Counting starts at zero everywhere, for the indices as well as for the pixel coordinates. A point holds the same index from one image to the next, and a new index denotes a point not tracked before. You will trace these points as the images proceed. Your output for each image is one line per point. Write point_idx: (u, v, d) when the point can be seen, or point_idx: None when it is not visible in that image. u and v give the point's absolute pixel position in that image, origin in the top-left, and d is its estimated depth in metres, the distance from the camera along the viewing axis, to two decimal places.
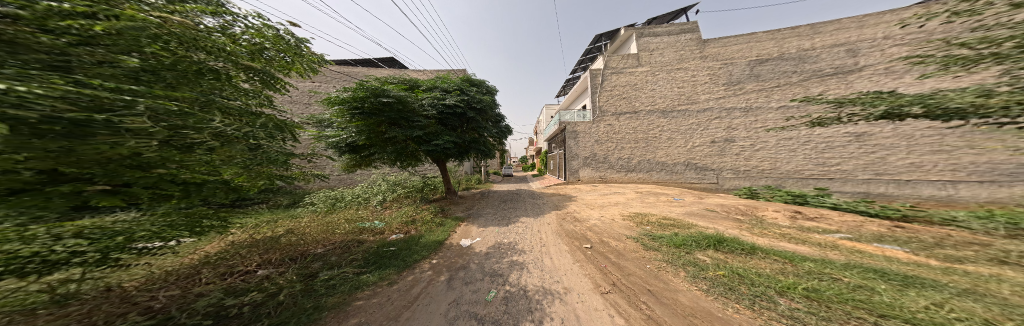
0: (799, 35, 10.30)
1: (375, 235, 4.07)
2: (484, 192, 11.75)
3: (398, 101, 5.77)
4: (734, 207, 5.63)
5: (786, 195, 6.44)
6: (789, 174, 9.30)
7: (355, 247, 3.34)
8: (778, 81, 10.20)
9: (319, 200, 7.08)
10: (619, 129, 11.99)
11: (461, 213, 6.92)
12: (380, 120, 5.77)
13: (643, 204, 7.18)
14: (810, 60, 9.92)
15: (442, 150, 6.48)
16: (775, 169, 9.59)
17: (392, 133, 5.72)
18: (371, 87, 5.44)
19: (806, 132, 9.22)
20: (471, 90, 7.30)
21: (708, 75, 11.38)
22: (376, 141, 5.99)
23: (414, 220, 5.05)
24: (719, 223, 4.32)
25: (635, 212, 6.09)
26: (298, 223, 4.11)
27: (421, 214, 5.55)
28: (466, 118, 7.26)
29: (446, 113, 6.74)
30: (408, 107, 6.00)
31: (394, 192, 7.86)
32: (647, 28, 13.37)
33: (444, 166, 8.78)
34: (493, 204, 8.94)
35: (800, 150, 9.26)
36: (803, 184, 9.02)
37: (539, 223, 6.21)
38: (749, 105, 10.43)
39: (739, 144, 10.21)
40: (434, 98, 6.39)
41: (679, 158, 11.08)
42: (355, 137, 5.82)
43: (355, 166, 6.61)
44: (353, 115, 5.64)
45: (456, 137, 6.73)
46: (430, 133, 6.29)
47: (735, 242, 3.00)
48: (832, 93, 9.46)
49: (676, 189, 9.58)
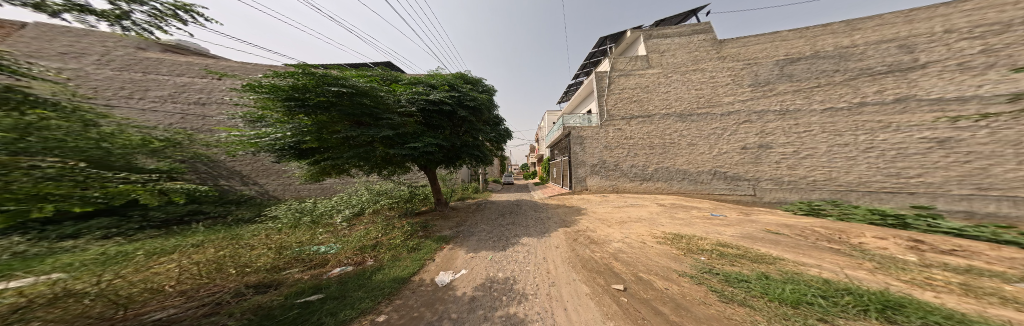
0: (832, 32, 9.37)
1: (304, 272, 2.85)
2: (482, 203, 10.57)
3: (359, 93, 4.80)
4: (807, 228, 4.22)
5: (859, 211, 5.16)
6: (851, 186, 7.85)
7: (237, 305, 2.08)
8: (817, 80, 9.01)
9: (278, 217, 5.91)
10: (632, 134, 10.97)
11: (450, 230, 5.65)
12: (338, 117, 4.64)
13: (674, 221, 5.87)
14: (851, 57, 8.83)
15: (423, 155, 5.39)
16: (832, 180, 8.11)
17: (350, 133, 4.57)
18: (323, 77, 4.50)
19: (865, 137, 7.86)
20: (464, 87, 6.42)
21: (730, 75, 10.41)
22: (331, 145, 4.78)
23: (376, 243, 3.92)
24: (806, 255, 2.93)
25: (670, 233, 4.77)
26: (198, 252, 2.89)
27: (392, 234, 4.35)
28: (456, 116, 6.26)
29: (427, 109, 5.75)
30: (374, 102, 5.04)
31: (375, 202, 6.79)
32: (656, 30, 12.70)
33: (434, 175, 7.67)
34: (491, 218, 7.68)
35: (861, 158, 7.81)
36: (873, 199, 7.50)
37: (546, 246, 4.97)
38: (785, 107, 9.14)
39: (778, 151, 8.86)
40: (415, 94, 5.51)
41: (704, 165, 9.85)
42: (301, 138, 4.65)
43: (320, 177, 5.55)
44: (293, 110, 4.45)
45: (441, 138, 5.73)
46: (404, 134, 5.25)
47: (915, 311, 1.66)
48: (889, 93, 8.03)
49: (707, 202, 8.24)
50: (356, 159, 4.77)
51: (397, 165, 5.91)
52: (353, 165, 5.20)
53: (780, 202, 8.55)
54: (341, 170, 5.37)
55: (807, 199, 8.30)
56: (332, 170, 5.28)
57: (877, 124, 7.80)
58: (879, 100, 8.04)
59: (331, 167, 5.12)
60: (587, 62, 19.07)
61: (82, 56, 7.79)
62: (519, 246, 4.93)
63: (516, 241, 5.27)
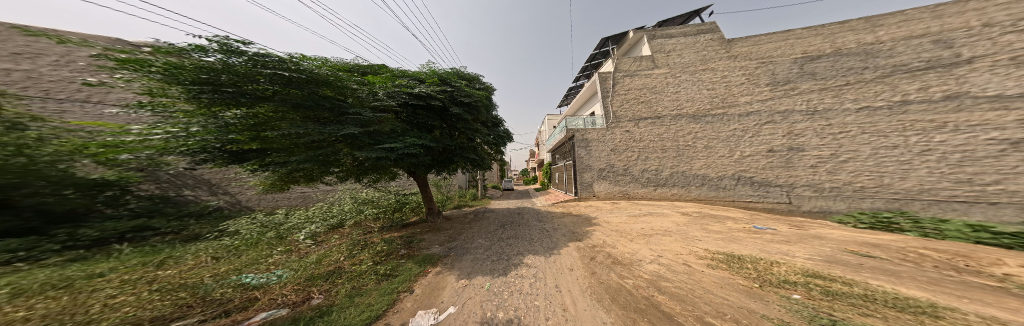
0: (852, 29, 8.52)
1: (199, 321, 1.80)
2: (480, 211, 9.63)
3: (314, 81, 3.91)
4: (898, 250, 3.26)
5: (942, 223, 4.38)
6: (908, 195, 6.88)
7: None
8: (845, 78, 8.15)
9: (228, 234, 4.76)
10: (642, 136, 10.40)
11: (439, 247, 4.70)
12: (287, 108, 3.49)
13: (714, 237, 4.89)
14: (880, 54, 7.96)
15: (403, 158, 4.34)
16: (886, 187, 7.15)
17: (295, 129, 3.39)
18: (258, 58, 3.46)
19: (916, 140, 6.96)
20: (457, 81, 5.69)
21: (744, 74, 9.71)
22: (276, 146, 3.50)
23: (330, 271, 2.89)
24: (975, 300, 1.91)
25: (717, 253, 3.78)
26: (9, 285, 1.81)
27: (359, 257, 3.35)
28: (448, 113, 5.50)
29: (409, 103, 4.91)
30: (337, 94, 4.18)
31: (361, 213, 5.90)
32: (659, 30, 12.39)
33: (425, 181, 6.83)
34: (489, 229, 6.80)
35: (917, 163, 6.90)
36: (939, 210, 6.53)
37: (556, 269, 4.05)
38: (812, 107, 8.18)
39: (812, 154, 7.98)
40: (393, 88, 4.72)
41: (725, 170, 9.04)
42: (225, 136, 3.22)
43: (283, 186, 4.50)
44: (201, 97, 3.02)
45: (427, 139, 4.85)
46: (375, 132, 4.29)
47: None
48: (936, 90, 7.07)
49: (737, 211, 7.37)
50: (309, 165, 3.59)
51: (371, 169, 4.83)
52: (310, 172, 4.04)
53: (824, 212, 7.55)
54: (299, 180, 4.21)
55: (858, 209, 7.31)
56: (284, 179, 4.08)
57: (929, 124, 6.90)
58: (924, 98, 7.14)
59: (280, 176, 3.92)
60: (587, 65, 18.72)
61: (40, 57, 4.69)
62: (521, 268, 4.00)
63: (518, 262, 4.35)
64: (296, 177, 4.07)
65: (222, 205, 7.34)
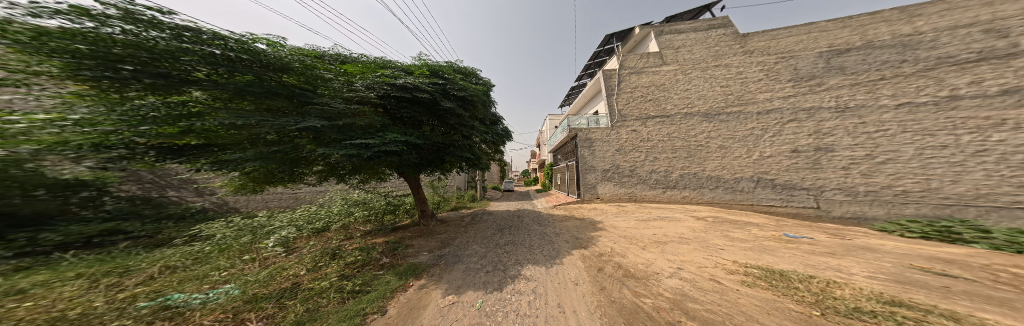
0: (884, 20, 7.85)
1: None
2: (478, 214, 9.16)
3: (269, 65, 3.25)
4: (981, 270, 2.67)
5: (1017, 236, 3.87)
6: (962, 201, 6.01)
7: None
8: (880, 72, 7.35)
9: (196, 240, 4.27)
10: (650, 136, 9.86)
11: (427, 256, 4.50)
12: (230, 94, 2.79)
13: (737, 246, 4.36)
14: (920, 45, 7.10)
15: (383, 156, 3.90)
16: (938, 192, 6.24)
17: (238, 119, 2.73)
18: (178, 27, 2.55)
19: (969, 139, 6.07)
20: (450, 75, 5.49)
21: (761, 70, 9.09)
22: (221, 140, 2.79)
23: (286, 291, 2.46)
24: None
25: (750, 268, 3.20)
26: None
27: (323, 272, 2.99)
28: (438, 107, 5.14)
29: (391, 95, 4.58)
30: (305, 83, 3.68)
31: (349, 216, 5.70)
32: (667, 26, 11.85)
33: (417, 182, 6.55)
34: (486, 234, 6.42)
35: (972, 166, 5.99)
36: (1005, 219, 5.63)
37: (561, 283, 3.61)
38: (843, 103, 7.54)
39: (845, 155, 7.22)
40: (373, 79, 4.36)
41: (743, 172, 8.44)
42: (146, 130, 2.30)
43: (258, 189, 4.13)
44: (82, 75, 2.02)
45: (413, 135, 4.49)
46: (346, 126, 3.82)
47: None
48: (993, 83, 6.12)
49: (759, 217, 6.71)
50: (263, 164, 3.05)
51: (368, 168, 4.74)
52: (278, 172, 3.58)
53: (858, 219, 6.82)
54: (273, 181, 3.79)
55: (900, 216, 6.49)
56: (250, 181, 3.60)
57: (984, 121, 6.00)
58: (976, 92, 6.21)
59: (246, 177, 3.47)
60: (592, 63, 18.23)
61: None
62: (518, 282, 3.60)
63: (516, 275, 3.94)
64: (261, 178, 3.56)
65: (209, 206, 6.81)
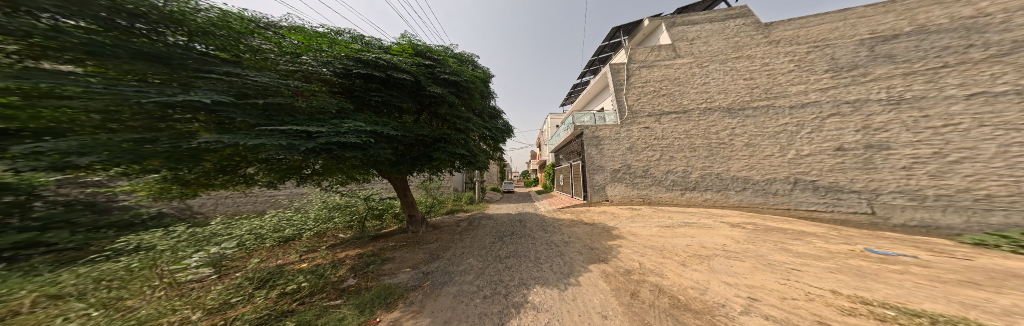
0: (939, 2, 6.96)
1: None
2: (477, 218, 8.15)
3: (141, 12, 1.92)
4: None
5: None
6: None
7: None
8: (944, 59, 6.43)
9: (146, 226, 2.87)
10: (665, 133, 8.91)
11: (405, 273, 3.58)
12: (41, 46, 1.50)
13: (800, 263, 3.45)
14: (988, 28, 6.26)
15: (339, 150, 2.85)
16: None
17: (44, 86, 1.45)
18: None
19: None
20: (438, 55, 4.75)
21: (792, 61, 8.14)
22: (44, 125, 1.45)
23: None
24: None
25: (881, 309, 2.15)
26: None
27: (230, 308, 2.10)
28: (422, 92, 4.33)
29: (358, 72, 3.62)
30: (225, 50, 2.48)
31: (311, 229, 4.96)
32: (679, 16, 10.91)
33: (403, 182, 5.54)
34: (484, 243, 5.45)
35: None
36: None
37: (581, 312, 2.66)
38: (896, 96, 6.62)
39: (905, 153, 6.27)
40: (332, 52, 3.46)
41: (776, 173, 7.48)
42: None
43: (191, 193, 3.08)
44: None
45: (387, 125, 3.54)
46: (274, 109, 2.59)
47: None
48: None
49: (806, 224, 5.77)
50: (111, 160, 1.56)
51: (339, 168, 3.76)
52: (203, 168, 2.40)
53: (927, 227, 5.84)
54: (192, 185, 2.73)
55: (984, 225, 5.51)
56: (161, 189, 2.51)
57: None
58: None
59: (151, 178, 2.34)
60: (594, 59, 17.29)
61: None
62: (524, 315, 2.56)
63: (520, 300, 2.96)
64: (157, 182, 2.43)
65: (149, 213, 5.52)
